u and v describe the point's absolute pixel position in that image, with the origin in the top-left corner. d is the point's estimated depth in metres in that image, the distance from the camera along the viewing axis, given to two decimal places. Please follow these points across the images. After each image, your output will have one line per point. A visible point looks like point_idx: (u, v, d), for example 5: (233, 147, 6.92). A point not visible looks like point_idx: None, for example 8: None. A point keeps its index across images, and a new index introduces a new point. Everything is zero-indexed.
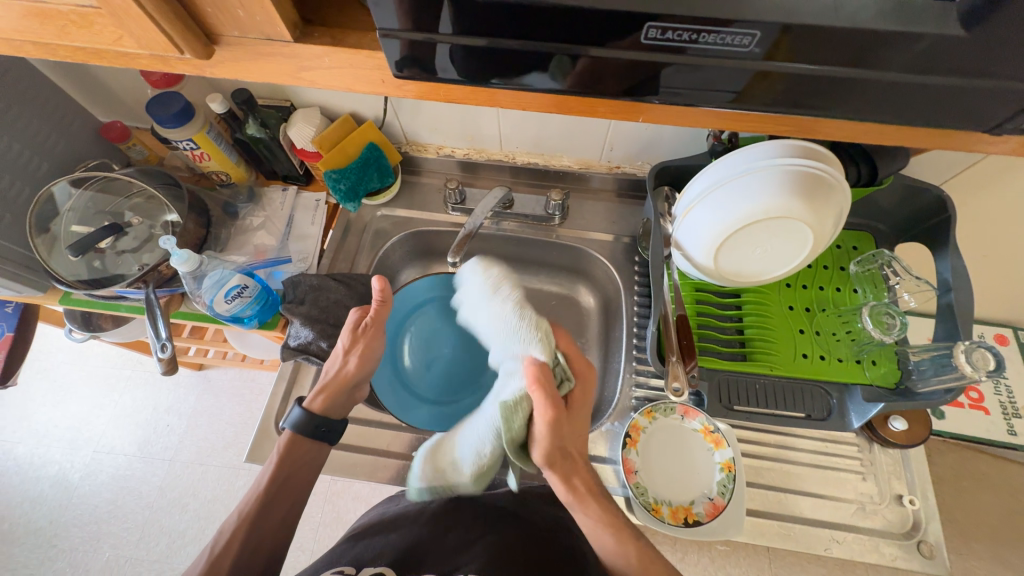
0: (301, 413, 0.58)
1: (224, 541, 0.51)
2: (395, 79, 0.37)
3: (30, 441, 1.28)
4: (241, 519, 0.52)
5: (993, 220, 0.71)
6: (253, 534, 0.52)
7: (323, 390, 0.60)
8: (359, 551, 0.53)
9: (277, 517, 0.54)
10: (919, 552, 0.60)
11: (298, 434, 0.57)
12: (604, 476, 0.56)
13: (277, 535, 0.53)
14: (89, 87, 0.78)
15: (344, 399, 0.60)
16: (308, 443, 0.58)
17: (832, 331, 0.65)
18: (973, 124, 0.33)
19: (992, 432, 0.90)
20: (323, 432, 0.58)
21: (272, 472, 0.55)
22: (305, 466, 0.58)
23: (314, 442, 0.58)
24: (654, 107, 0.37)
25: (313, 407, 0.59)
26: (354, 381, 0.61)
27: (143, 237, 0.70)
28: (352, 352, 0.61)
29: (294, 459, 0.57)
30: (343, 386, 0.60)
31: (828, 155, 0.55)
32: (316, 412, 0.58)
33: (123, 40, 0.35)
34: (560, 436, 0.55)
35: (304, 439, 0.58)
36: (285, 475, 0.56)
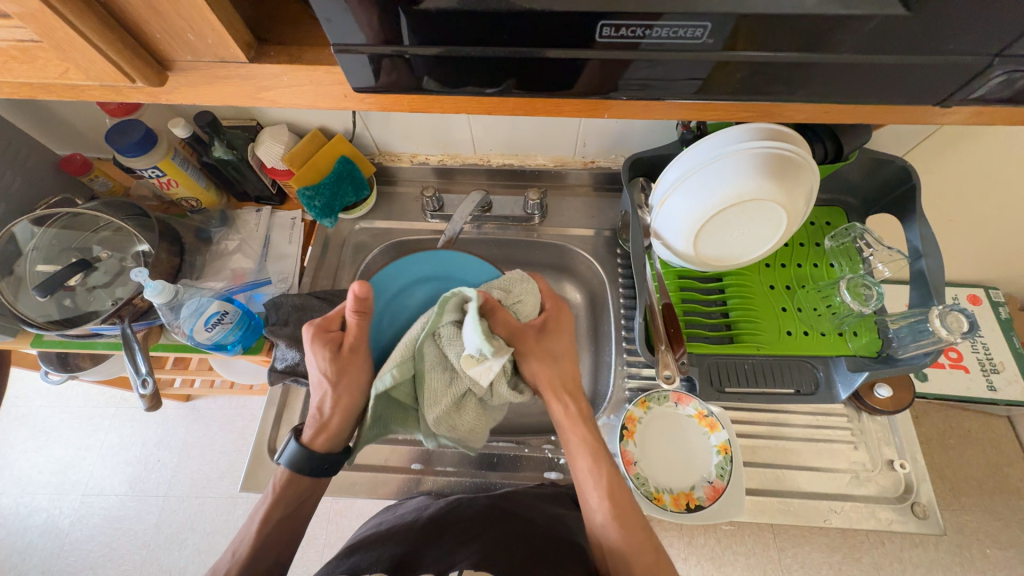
0: (296, 448, 0.56)
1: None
2: (357, 93, 0.36)
3: (15, 491, 1.23)
4: (237, 558, 0.52)
5: (955, 185, 0.73)
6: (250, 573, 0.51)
7: (324, 429, 0.57)
8: (355, 562, 0.51)
9: (271, 556, 0.53)
10: (913, 513, 0.62)
11: (292, 471, 0.55)
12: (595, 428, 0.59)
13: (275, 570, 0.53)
14: (43, 121, 0.76)
15: (348, 432, 0.58)
16: (306, 480, 0.56)
17: (813, 306, 0.67)
18: (927, 98, 0.34)
19: (973, 389, 0.93)
20: (323, 470, 0.56)
21: (267, 511, 0.54)
22: (302, 503, 0.56)
23: (311, 478, 0.56)
24: (619, 103, 0.38)
25: (313, 445, 0.56)
26: (352, 411, 0.58)
27: (114, 271, 0.68)
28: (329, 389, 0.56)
29: (293, 497, 0.56)
30: (338, 424, 0.57)
31: (793, 135, 0.57)
32: (316, 450, 0.56)
33: (71, 73, 0.34)
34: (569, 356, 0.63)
35: (302, 478, 0.56)
36: (282, 513, 0.55)
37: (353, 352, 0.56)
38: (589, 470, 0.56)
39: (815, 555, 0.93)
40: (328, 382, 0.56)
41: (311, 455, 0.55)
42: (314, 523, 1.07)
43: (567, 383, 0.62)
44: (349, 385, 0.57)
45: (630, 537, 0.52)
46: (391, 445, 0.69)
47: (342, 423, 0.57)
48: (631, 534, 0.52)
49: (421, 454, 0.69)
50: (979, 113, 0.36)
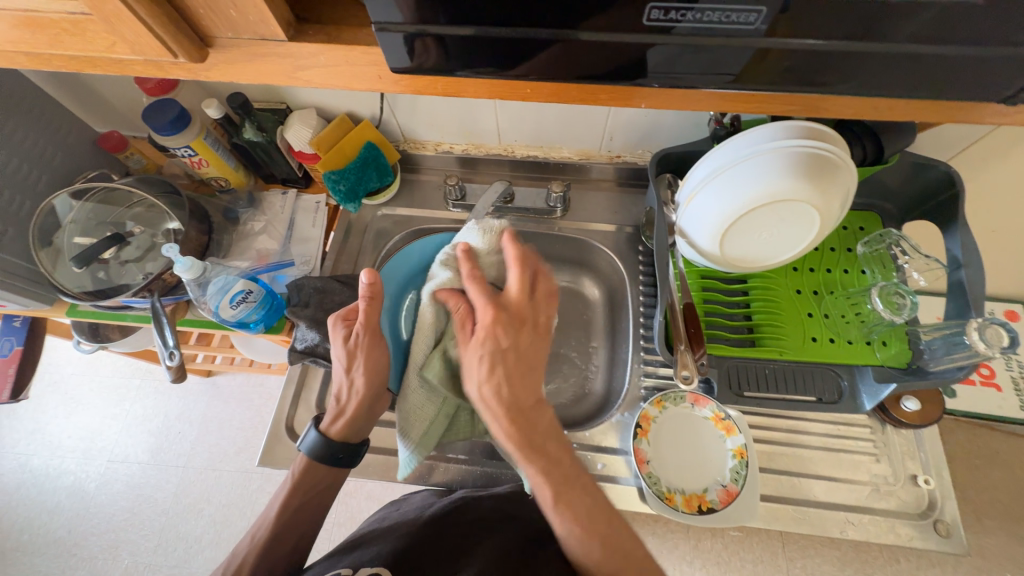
0: (317, 438, 0.56)
1: (236, 565, 0.52)
2: (392, 75, 0.36)
3: (45, 453, 1.29)
4: (256, 541, 0.53)
5: (1001, 193, 0.70)
6: (266, 559, 0.52)
7: (340, 416, 0.56)
8: (357, 556, 0.51)
9: (290, 544, 0.54)
10: (936, 532, 0.60)
11: (313, 460, 0.55)
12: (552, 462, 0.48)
13: (296, 554, 0.54)
14: (84, 98, 0.78)
15: (365, 421, 0.57)
16: (324, 470, 0.56)
17: (841, 313, 0.64)
18: (985, 94, 0.32)
19: (1004, 408, 0.89)
20: (339, 459, 0.56)
21: (285, 498, 0.55)
22: (320, 494, 0.56)
23: (331, 468, 0.56)
24: (655, 93, 0.37)
25: (330, 433, 0.56)
26: (370, 400, 0.55)
27: (146, 246, 0.70)
28: (354, 371, 0.54)
29: (311, 486, 0.55)
30: (359, 411, 0.55)
31: (832, 134, 0.55)
32: (333, 438, 0.56)
33: (116, 46, 0.35)
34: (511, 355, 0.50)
35: (320, 466, 0.56)
36: (300, 501, 0.55)
37: (369, 337, 0.53)
38: (539, 479, 0.47)
39: (826, 568, 0.91)
40: (346, 364, 0.54)
41: (331, 445, 0.55)
42: None
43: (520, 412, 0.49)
44: (363, 371, 0.54)
45: (583, 526, 0.46)
46: None
47: (357, 410, 0.55)
48: (585, 525, 0.46)
49: None
50: None
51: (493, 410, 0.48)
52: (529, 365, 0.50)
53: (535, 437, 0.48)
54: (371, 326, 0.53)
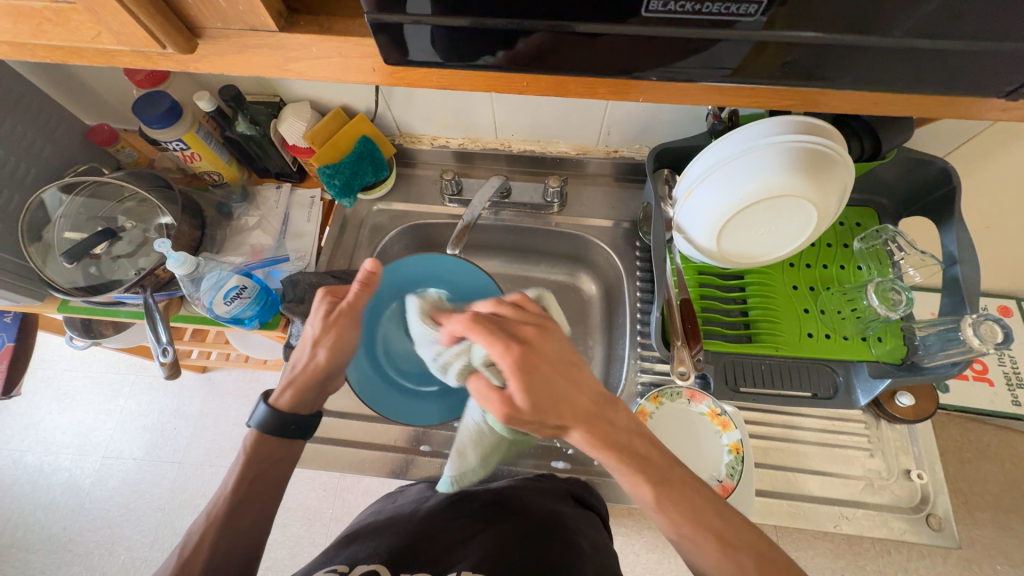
0: (268, 411, 0.55)
1: (194, 544, 0.49)
2: (385, 66, 0.36)
3: (39, 449, 1.28)
4: (211, 520, 0.50)
5: (998, 190, 0.70)
6: (224, 538, 0.50)
7: (291, 386, 0.57)
8: (354, 550, 0.51)
9: (246, 522, 0.51)
10: (928, 526, 0.61)
11: (265, 434, 0.55)
12: (625, 448, 0.45)
13: (255, 535, 0.52)
14: (72, 90, 0.76)
15: (315, 395, 0.58)
16: (276, 442, 0.55)
17: (837, 309, 0.65)
18: (986, 89, 0.32)
19: (996, 403, 0.90)
20: (291, 430, 0.56)
21: (239, 473, 0.53)
22: (274, 465, 0.55)
23: (283, 440, 0.56)
24: (654, 86, 0.36)
25: (280, 404, 0.56)
26: (324, 375, 0.57)
27: (138, 242, 0.69)
28: (320, 345, 0.56)
29: (263, 458, 0.54)
30: (310, 384, 0.57)
31: (830, 129, 0.54)
32: (283, 410, 0.56)
33: (102, 36, 0.34)
34: (544, 372, 0.43)
35: (271, 439, 0.55)
36: (255, 474, 0.53)
37: (340, 315, 0.56)
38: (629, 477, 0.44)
39: (819, 560, 0.92)
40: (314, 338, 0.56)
41: (285, 416, 0.55)
42: (321, 498, 1.09)
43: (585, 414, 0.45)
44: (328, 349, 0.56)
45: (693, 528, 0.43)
46: (400, 426, 0.70)
47: (309, 381, 0.57)
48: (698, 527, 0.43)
49: (429, 436, 0.70)
50: None
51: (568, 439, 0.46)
52: (576, 366, 0.45)
53: (617, 446, 0.45)
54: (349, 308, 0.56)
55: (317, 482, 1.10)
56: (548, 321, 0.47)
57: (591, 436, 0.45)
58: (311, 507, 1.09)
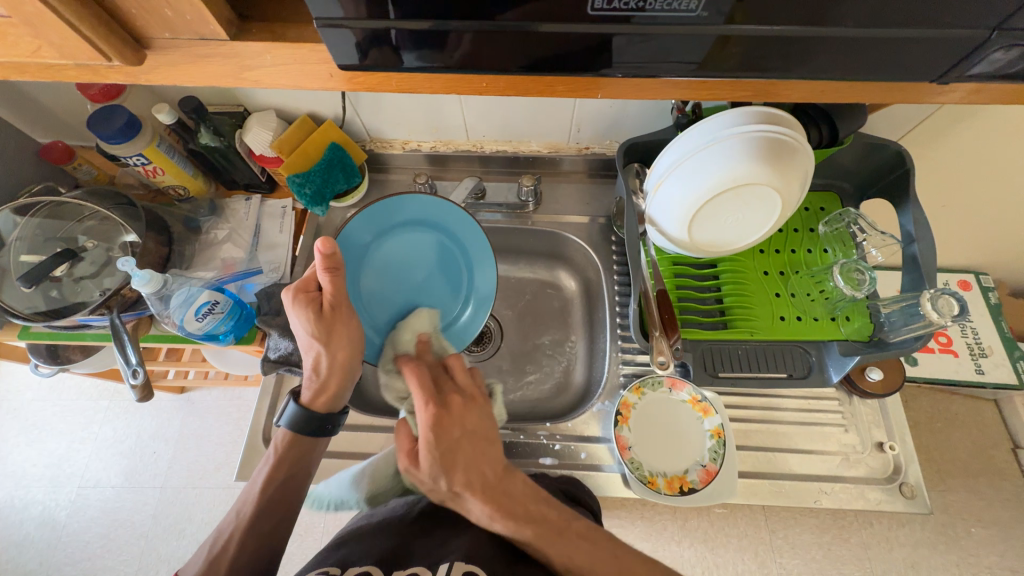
0: (298, 412, 0.57)
1: (225, 540, 0.52)
2: (344, 72, 0.35)
3: (9, 484, 1.23)
4: (241, 518, 0.53)
5: (949, 169, 0.74)
6: (253, 537, 0.52)
7: (322, 390, 0.58)
8: (345, 553, 0.50)
9: (274, 521, 0.53)
10: (901, 494, 0.63)
11: (297, 433, 0.57)
12: (521, 515, 0.49)
13: (278, 534, 0.54)
14: (23, 107, 0.73)
15: (344, 391, 0.59)
16: (308, 441, 0.58)
17: (807, 292, 0.67)
18: (922, 74, 0.33)
19: (961, 372, 0.94)
20: (325, 429, 0.58)
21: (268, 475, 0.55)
22: (303, 465, 0.57)
23: (314, 438, 0.58)
24: (613, 82, 0.37)
25: (313, 406, 0.58)
26: (348, 372, 0.58)
27: (101, 261, 0.67)
28: (331, 345, 0.56)
29: (294, 457, 0.57)
30: (338, 382, 0.58)
31: (789, 118, 0.56)
32: (314, 411, 0.58)
33: (43, 50, 0.33)
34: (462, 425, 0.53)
35: (304, 437, 0.57)
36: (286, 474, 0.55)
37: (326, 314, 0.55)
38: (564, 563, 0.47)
39: (806, 536, 0.95)
40: (319, 342, 0.56)
41: (320, 416, 0.57)
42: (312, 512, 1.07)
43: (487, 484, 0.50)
44: (338, 347, 0.56)
45: None
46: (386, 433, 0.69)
47: (337, 380, 0.57)
48: None
49: None
50: (976, 91, 0.36)
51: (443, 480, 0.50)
52: (488, 437, 0.53)
53: (537, 520, 0.49)
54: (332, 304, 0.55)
55: None
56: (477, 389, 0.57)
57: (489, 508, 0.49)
58: (302, 522, 1.07)
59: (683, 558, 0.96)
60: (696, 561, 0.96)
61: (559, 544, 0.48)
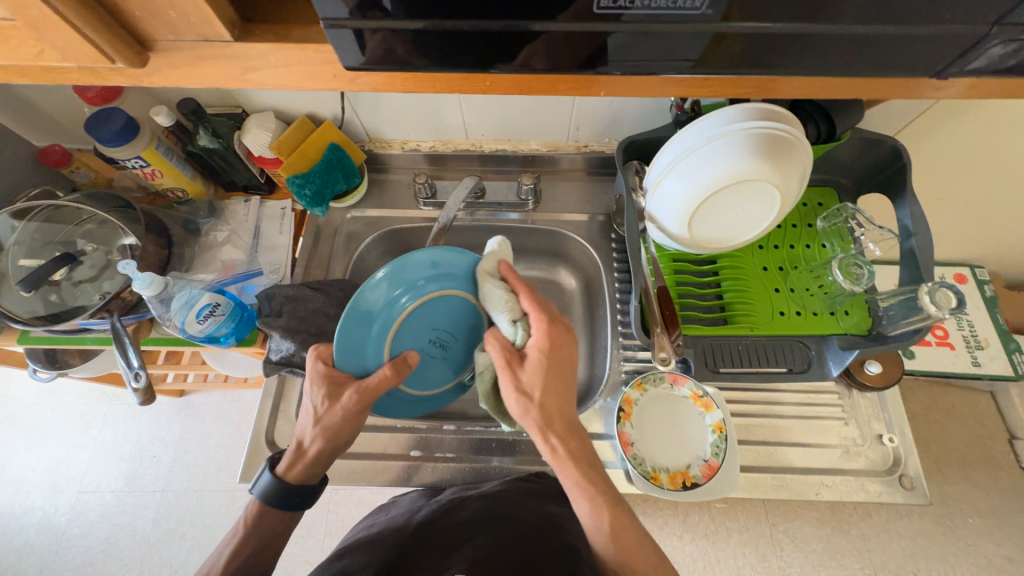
0: (272, 483, 0.52)
1: None
2: (348, 73, 0.35)
3: (9, 490, 1.22)
4: None
5: (944, 164, 0.74)
6: None
7: (298, 459, 0.53)
8: (346, 563, 0.50)
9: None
10: (901, 485, 0.64)
11: (268, 506, 0.52)
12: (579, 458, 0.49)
13: None
14: (19, 111, 0.73)
15: (320, 468, 0.54)
16: (278, 514, 0.53)
17: (805, 287, 0.67)
18: (921, 70, 0.34)
19: (958, 365, 0.95)
20: (294, 503, 0.53)
21: (235, 547, 0.51)
22: (275, 539, 0.53)
23: (286, 513, 0.53)
24: (616, 80, 0.37)
25: (285, 476, 0.52)
26: (322, 458, 0.53)
27: (100, 265, 0.66)
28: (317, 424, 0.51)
29: (263, 531, 0.52)
30: (316, 459, 0.53)
31: (787, 114, 0.56)
32: (288, 482, 0.52)
33: (45, 53, 0.33)
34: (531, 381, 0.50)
35: (273, 510, 0.52)
36: (255, 547, 0.51)
37: (359, 404, 0.50)
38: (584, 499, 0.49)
39: (806, 529, 0.96)
40: (314, 417, 0.50)
41: (289, 492, 0.52)
42: (314, 513, 1.07)
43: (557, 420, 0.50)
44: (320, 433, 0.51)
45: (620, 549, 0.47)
46: (389, 433, 0.70)
47: (315, 457, 0.52)
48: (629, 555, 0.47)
49: (420, 441, 0.70)
50: (974, 86, 0.37)
51: (537, 393, 0.50)
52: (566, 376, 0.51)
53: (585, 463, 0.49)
54: (364, 393, 0.50)
55: None
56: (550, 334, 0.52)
57: (566, 432, 0.50)
58: (305, 523, 1.07)
59: (685, 552, 0.97)
60: (698, 556, 0.96)
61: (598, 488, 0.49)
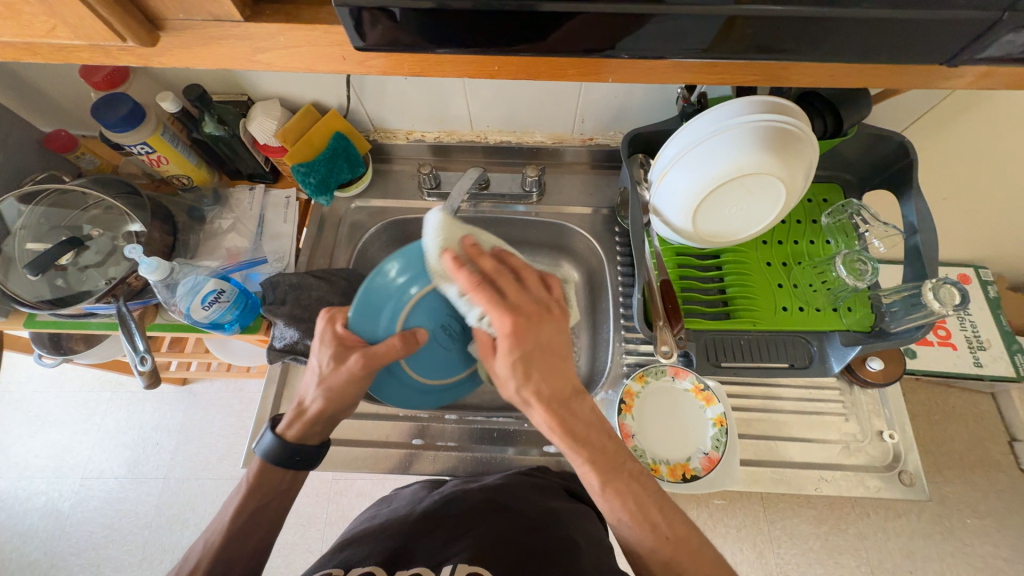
0: (275, 442, 0.52)
1: (191, 565, 0.48)
2: (357, 54, 0.35)
3: (13, 475, 1.23)
4: (208, 548, 0.49)
5: (951, 161, 0.74)
6: (221, 563, 0.48)
7: (299, 418, 0.53)
8: (346, 556, 0.51)
9: (248, 547, 0.50)
10: (900, 481, 0.64)
11: (271, 465, 0.52)
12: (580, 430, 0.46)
13: (250, 566, 0.50)
14: (26, 96, 0.73)
15: (323, 429, 0.54)
16: (282, 473, 0.53)
17: (809, 283, 0.67)
18: (932, 57, 0.34)
19: (960, 365, 0.95)
20: (296, 462, 0.53)
21: (242, 502, 0.51)
22: (281, 496, 0.53)
23: (290, 471, 0.53)
24: (625, 66, 0.37)
25: (287, 435, 0.53)
26: (326, 418, 0.53)
27: (106, 250, 0.67)
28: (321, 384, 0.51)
29: (267, 489, 0.52)
30: (319, 419, 0.53)
31: (794, 108, 0.56)
32: (291, 441, 0.53)
33: (57, 31, 0.33)
34: (529, 344, 0.46)
35: (276, 468, 0.53)
36: (257, 504, 0.52)
37: (363, 367, 0.49)
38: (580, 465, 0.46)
39: (804, 526, 0.97)
40: (319, 377, 0.51)
41: (292, 450, 0.52)
42: (314, 503, 1.08)
43: (557, 389, 0.46)
44: (323, 394, 0.51)
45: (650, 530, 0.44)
46: (391, 422, 0.70)
47: (317, 417, 0.53)
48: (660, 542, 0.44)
49: (421, 430, 0.70)
50: (984, 76, 0.36)
51: (513, 383, 0.46)
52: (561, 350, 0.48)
53: (581, 439, 0.46)
54: (369, 356, 0.49)
55: (309, 488, 1.09)
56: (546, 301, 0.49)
57: (559, 411, 0.46)
58: (305, 513, 1.07)
59: None
60: None
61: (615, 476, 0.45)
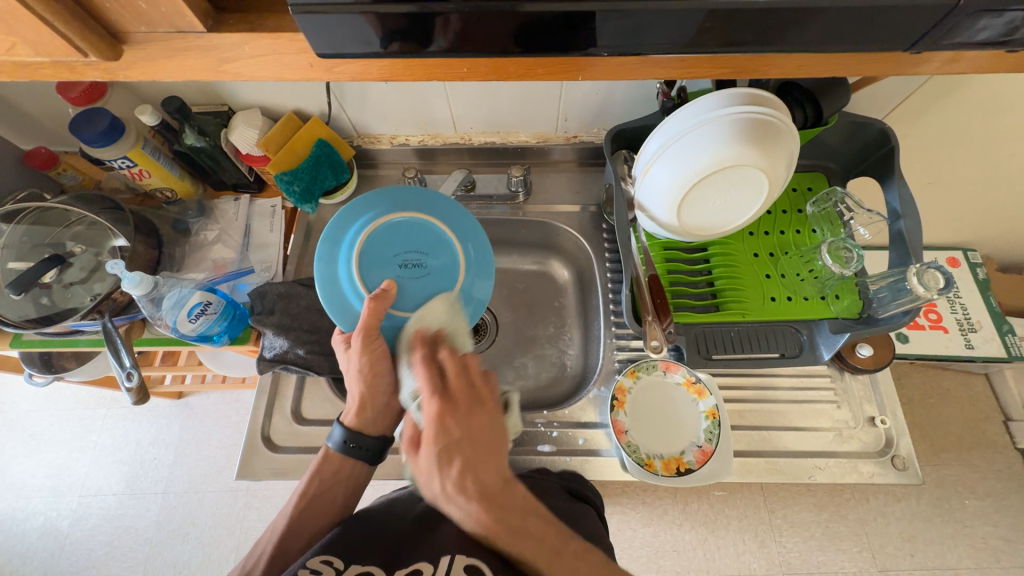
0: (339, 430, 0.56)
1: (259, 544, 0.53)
2: (324, 61, 0.35)
3: (10, 496, 1.22)
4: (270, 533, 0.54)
5: (933, 146, 0.74)
6: (278, 546, 0.52)
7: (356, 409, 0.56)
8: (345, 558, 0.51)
9: (306, 533, 0.54)
10: (893, 466, 0.64)
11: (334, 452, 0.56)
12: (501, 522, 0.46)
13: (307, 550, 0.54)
14: (4, 114, 0.73)
15: (378, 415, 0.57)
16: (339, 462, 0.56)
17: (796, 272, 0.68)
18: (897, 44, 0.34)
19: (952, 347, 0.95)
20: (353, 449, 0.56)
21: (302, 489, 0.55)
22: (337, 486, 0.56)
23: (348, 460, 0.56)
24: (594, 64, 0.37)
25: (349, 425, 0.57)
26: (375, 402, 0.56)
27: (90, 267, 0.66)
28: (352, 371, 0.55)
29: (325, 479, 0.56)
30: (369, 406, 0.56)
31: (773, 99, 0.56)
32: (352, 429, 0.56)
33: (17, 48, 0.33)
34: (452, 433, 0.48)
35: (335, 456, 0.56)
36: (314, 493, 0.55)
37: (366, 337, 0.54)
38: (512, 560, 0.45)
39: (805, 514, 0.97)
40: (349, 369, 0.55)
41: (352, 436, 0.56)
42: None
43: (477, 482, 0.47)
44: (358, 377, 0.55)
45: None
46: None
47: (365, 402, 0.56)
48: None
49: None
50: (952, 61, 0.37)
51: (436, 476, 0.47)
52: (486, 441, 0.49)
53: (512, 532, 0.46)
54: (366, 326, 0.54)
55: None
56: (476, 390, 0.51)
57: (479, 508, 0.46)
58: None
59: (685, 540, 0.97)
60: (698, 544, 0.97)
61: (559, 562, 0.45)
